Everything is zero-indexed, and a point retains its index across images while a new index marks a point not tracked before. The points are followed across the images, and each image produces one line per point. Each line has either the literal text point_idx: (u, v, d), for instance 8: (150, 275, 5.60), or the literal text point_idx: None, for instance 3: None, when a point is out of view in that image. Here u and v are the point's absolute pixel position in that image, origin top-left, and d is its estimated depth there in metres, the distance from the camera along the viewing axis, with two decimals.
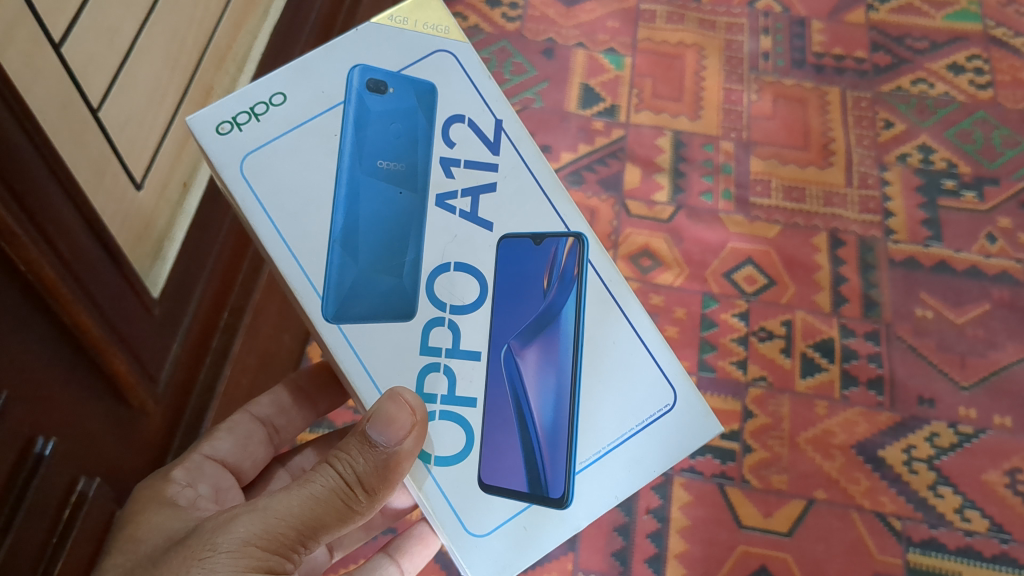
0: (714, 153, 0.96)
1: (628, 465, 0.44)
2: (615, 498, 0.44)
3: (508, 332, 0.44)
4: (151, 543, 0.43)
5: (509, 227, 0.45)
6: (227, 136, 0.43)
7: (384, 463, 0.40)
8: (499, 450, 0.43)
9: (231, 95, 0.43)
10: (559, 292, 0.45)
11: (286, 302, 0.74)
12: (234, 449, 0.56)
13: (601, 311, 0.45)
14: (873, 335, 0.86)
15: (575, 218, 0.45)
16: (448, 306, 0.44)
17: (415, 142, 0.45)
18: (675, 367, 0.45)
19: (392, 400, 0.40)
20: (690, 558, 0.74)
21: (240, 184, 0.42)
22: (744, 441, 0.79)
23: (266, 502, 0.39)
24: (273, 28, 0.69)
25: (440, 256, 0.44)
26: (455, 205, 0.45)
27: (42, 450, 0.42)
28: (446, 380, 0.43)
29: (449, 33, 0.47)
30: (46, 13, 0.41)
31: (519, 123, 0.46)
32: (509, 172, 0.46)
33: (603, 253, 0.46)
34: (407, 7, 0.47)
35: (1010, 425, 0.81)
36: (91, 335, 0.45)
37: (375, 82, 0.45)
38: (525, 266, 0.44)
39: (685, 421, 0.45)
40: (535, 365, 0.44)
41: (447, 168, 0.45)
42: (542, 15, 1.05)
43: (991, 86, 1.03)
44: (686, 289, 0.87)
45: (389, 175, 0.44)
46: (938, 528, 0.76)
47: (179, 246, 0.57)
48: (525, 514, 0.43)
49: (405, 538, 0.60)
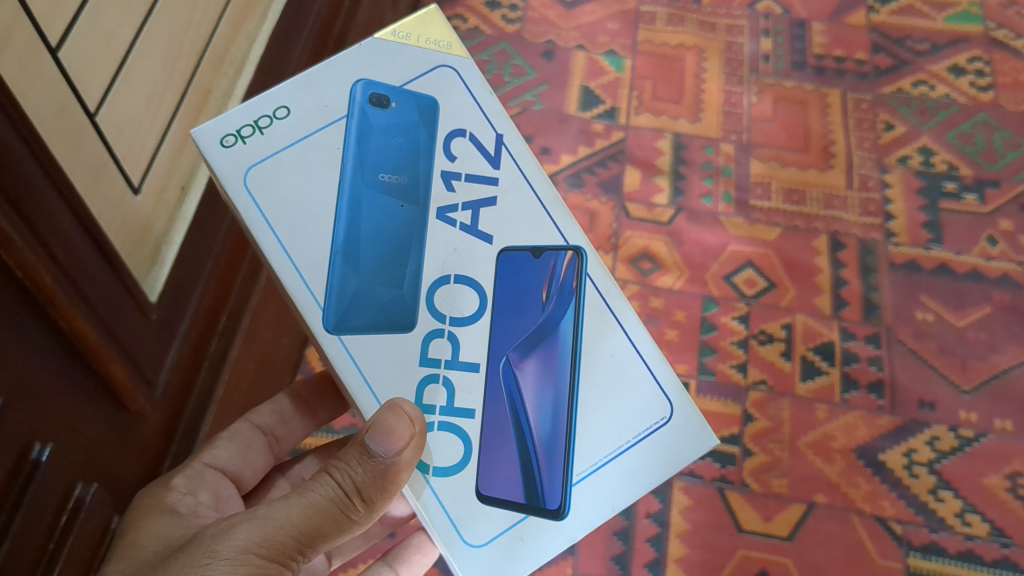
0: (714, 155, 0.96)
1: (625, 476, 0.44)
2: (612, 509, 0.44)
3: (506, 343, 0.44)
4: (150, 550, 0.43)
5: (509, 240, 0.45)
6: (231, 149, 0.43)
7: (382, 473, 0.40)
8: (496, 461, 0.43)
9: (236, 107, 0.43)
10: (558, 304, 0.44)
11: (285, 306, 0.74)
12: (234, 458, 0.56)
13: (599, 323, 0.45)
14: (874, 338, 0.86)
15: (575, 232, 0.45)
16: (448, 317, 0.44)
17: (416, 155, 0.45)
18: (672, 381, 0.45)
19: (391, 411, 0.39)
20: (690, 562, 0.74)
21: (243, 197, 0.42)
22: (744, 445, 0.79)
23: (266, 511, 0.39)
24: (271, 31, 0.69)
25: (441, 267, 0.44)
26: (456, 218, 0.44)
27: (38, 456, 0.41)
28: (446, 391, 0.43)
29: (451, 48, 0.47)
30: (43, 17, 0.41)
31: (520, 138, 0.46)
32: (508, 186, 0.45)
33: (601, 265, 0.46)
34: (410, 22, 0.47)
35: (1011, 429, 0.81)
36: (88, 341, 0.45)
37: (378, 96, 0.45)
38: (524, 278, 0.44)
39: (682, 433, 0.45)
40: (534, 377, 0.44)
41: (448, 182, 0.45)
42: (542, 17, 1.05)
43: (992, 88, 1.03)
44: (686, 292, 0.87)
45: (390, 188, 0.44)
46: (938, 532, 0.76)
47: (177, 250, 0.57)
48: (521, 525, 0.43)
49: (403, 547, 0.60)
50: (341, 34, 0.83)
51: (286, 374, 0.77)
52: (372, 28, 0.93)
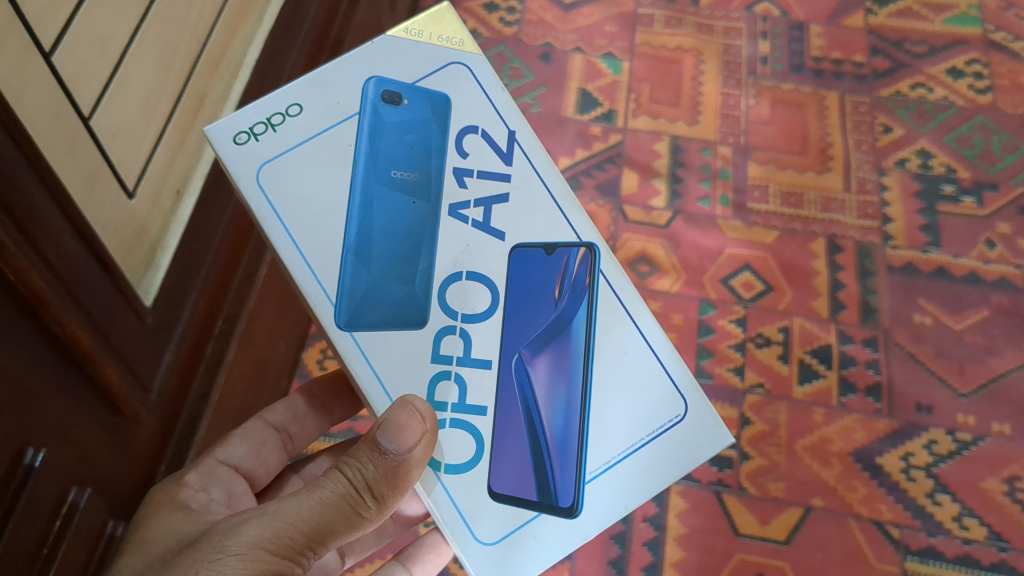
0: (712, 158, 0.96)
1: (638, 474, 0.43)
2: (624, 508, 0.43)
3: (519, 340, 0.43)
4: (161, 546, 0.43)
5: (521, 237, 0.45)
6: (243, 146, 0.43)
7: (393, 470, 0.40)
8: (508, 458, 0.43)
9: (248, 105, 0.43)
10: (570, 300, 0.44)
11: (283, 306, 0.74)
12: (247, 455, 0.56)
13: (610, 319, 0.45)
14: (871, 342, 0.85)
15: (587, 229, 0.45)
16: (460, 314, 0.43)
17: (429, 153, 0.45)
18: (686, 376, 0.45)
19: (403, 408, 0.39)
20: (687, 565, 0.74)
21: (256, 194, 0.42)
22: (741, 448, 0.79)
23: (276, 507, 0.39)
24: (268, 33, 0.69)
25: (452, 264, 0.44)
26: (468, 215, 0.44)
27: (31, 461, 0.42)
28: (457, 388, 0.43)
29: (463, 45, 0.47)
30: (36, 22, 0.41)
31: (532, 134, 0.46)
32: (521, 183, 0.45)
33: (614, 261, 0.45)
34: (422, 20, 0.47)
35: (1009, 432, 0.81)
36: (82, 345, 0.45)
37: (390, 94, 0.45)
38: (537, 275, 0.44)
39: (696, 431, 0.44)
40: (547, 374, 0.43)
41: (460, 178, 0.45)
42: (540, 20, 1.05)
43: (991, 91, 1.03)
44: (683, 295, 0.87)
45: (402, 185, 0.44)
46: (936, 536, 0.76)
47: (172, 254, 0.57)
48: (534, 523, 0.43)
49: (415, 547, 0.60)
50: (338, 36, 0.83)
51: (282, 376, 0.78)
52: (370, 31, 0.93)
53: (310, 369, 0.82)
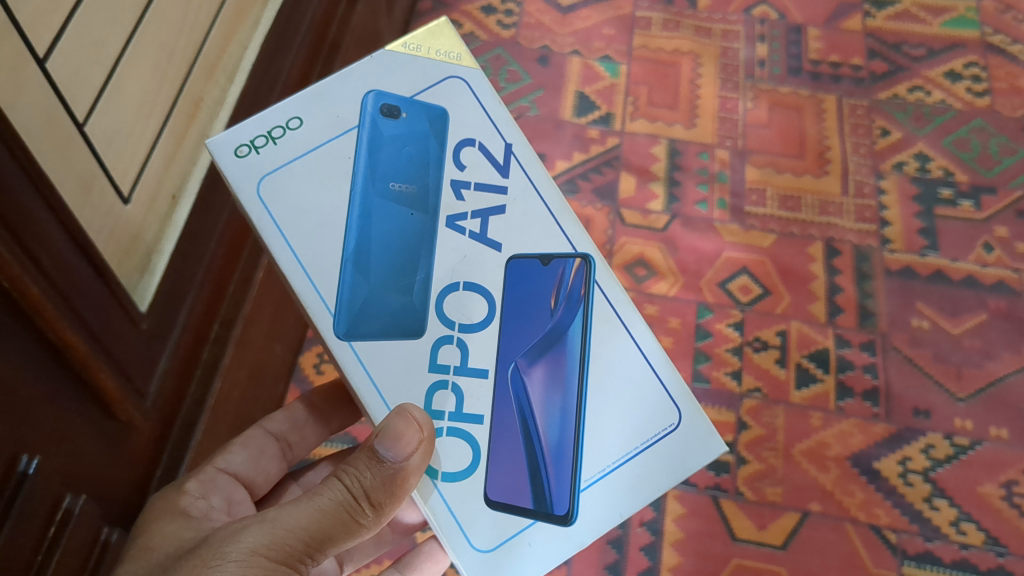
0: (709, 162, 0.96)
1: (634, 482, 0.43)
2: (619, 516, 0.43)
3: (515, 350, 0.43)
4: (161, 552, 0.43)
5: (517, 247, 0.44)
6: (244, 159, 0.43)
7: (391, 478, 0.40)
8: (505, 467, 0.43)
9: (249, 118, 0.43)
10: (566, 310, 0.44)
11: (279, 311, 0.74)
12: (246, 463, 0.56)
13: (607, 331, 0.44)
14: (869, 345, 0.85)
15: (582, 240, 0.45)
16: (457, 324, 0.43)
17: (427, 165, 0.45)
18: (681, 387, 0.44)
19: (400, 416, 0.40)
20: (683, 570, 0.74)
21: (256, 206, 0.42)
22: (739, 452, 0.79)
23: (274, 514, 0.39)
24: (263, 39, 0.69)
25: (449, 274, 0.44)
26: (465, 226, 0.44)
27: (25, 468, 0.42)
28: (455, 397, 0.43)
29: (461, 59, 0.47)
30: (31, 29, 0.41)
31: (529, 147, 0.46)
32: (518, 195, 0.45)
33: (609, 273, 0.45)
34: (420, 34, 0.47)
35: (1007, 436, 0.81)
36: (78, 352, 0.45)
37: (388, 107, 0.45)
38: (534, 285, 0.44)
39: (690, 440, 0.44)
40: (542, 383, 0.43)
41: (457, 190, 0.45)
42: (537, 22, 1.05)
43: (989, 94, 1.02)
44: (680, 299, 0.87)
45: (400, 197, 0.44)
46: (933, 541, 0.76)
47: (168, 258, 0.56)
48: (530, 531, 0.43)
49: (413, 555, 0.60)
50: (335, 40, 0.82)
51: (279, 380, 0.78)
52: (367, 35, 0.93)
53: (306, 374, 0.82)
